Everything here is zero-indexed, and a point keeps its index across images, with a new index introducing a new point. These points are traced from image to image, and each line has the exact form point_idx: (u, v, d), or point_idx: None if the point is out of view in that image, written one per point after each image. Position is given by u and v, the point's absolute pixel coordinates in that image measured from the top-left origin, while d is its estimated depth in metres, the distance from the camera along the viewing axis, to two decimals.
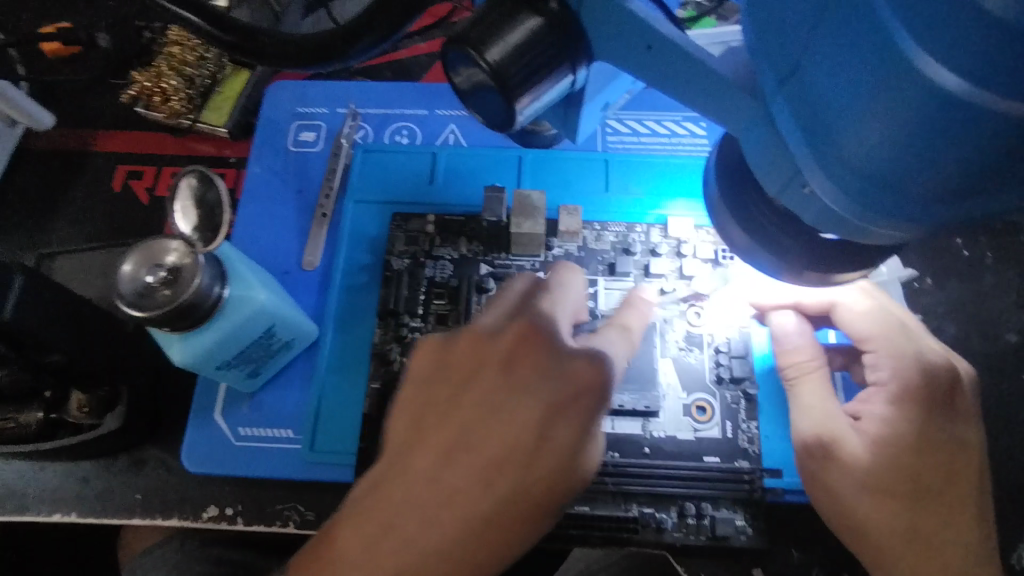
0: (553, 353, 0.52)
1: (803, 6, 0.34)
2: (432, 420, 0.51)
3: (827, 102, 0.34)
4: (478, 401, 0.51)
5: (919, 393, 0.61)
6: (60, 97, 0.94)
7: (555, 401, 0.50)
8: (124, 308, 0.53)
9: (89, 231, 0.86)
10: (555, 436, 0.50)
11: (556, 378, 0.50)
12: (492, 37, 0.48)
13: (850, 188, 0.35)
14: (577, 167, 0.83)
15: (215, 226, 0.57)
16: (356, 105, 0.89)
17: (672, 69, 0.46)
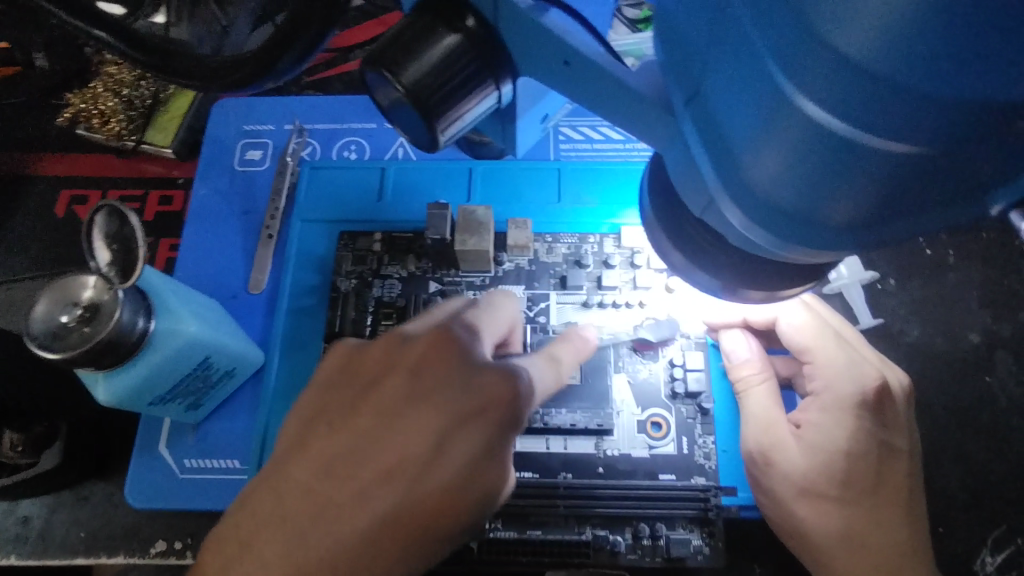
0: (462, 361, 0.51)
1: (696, 27, 0.32)
2: (329, 424, 0.50)
3: (727, 129, 0.32)
4: (374, 412, 0.49)
5: (857, 403, 0.62)
6: (0, 121, 0.91)
7: (456, 412, 0.49)
8: (37, 351, 0.51)
9: (31, 259, 0.84)
10: (453, 454, 0.48)
11: (461, 389, 0.49)
12: (406, 57, 0.46)
13: (758, 217, 0.33)
14: (528, 178, 0.80)
15: (131, 263, 0.53)
16: (303, 121, 0.87)
17: (590, 86, 0.44)
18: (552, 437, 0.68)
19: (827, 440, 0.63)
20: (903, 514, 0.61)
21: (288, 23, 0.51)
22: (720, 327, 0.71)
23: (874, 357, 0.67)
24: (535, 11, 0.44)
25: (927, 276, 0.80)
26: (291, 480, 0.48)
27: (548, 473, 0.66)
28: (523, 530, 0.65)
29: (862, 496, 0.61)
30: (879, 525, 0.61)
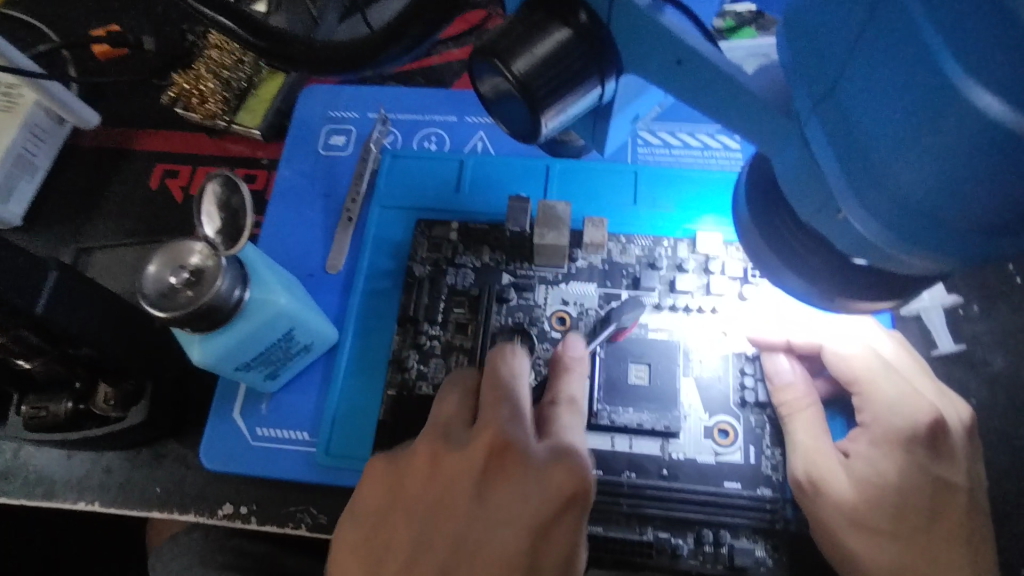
0: (527, 468, 0.54)
1: (842, 22, 0.32)
2: (406, 555, 0.53)
3: (863, 124, 0.32)
4: (450, 534, 0.53)
5: (907, 437, 0.61)
6: (107, 98, 0.97)
7: (539, 521, 0.52)
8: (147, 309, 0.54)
9: (126, 228, 0.89)
10: (546, 552, 0.52)
11: (537, 491, 0.53)
12: (518, 48, 0.47)
13: (885, 217, 0.33)
14: (606, 178, 0.81)
15: (238, 232, 0.57)
16: (387, 110, 0.89)
17: (703, 81, 0.44)
18: (617, 436, 0.68)
19: (875, 473, 0.61)
20: (975, 547, 0.59)
21: (399, 12, 0.52)
22: (765, 349, 0.69)
23: (929, 392, 0.64)
24: (653, 9, 0.45)
25: (1018, 305, 0.77)
26: None
27: (611, 471, 0.67)
28: (584, 524, 0.65)
29: (935, 524, 0.59)
30: (950, 558, 0.59)
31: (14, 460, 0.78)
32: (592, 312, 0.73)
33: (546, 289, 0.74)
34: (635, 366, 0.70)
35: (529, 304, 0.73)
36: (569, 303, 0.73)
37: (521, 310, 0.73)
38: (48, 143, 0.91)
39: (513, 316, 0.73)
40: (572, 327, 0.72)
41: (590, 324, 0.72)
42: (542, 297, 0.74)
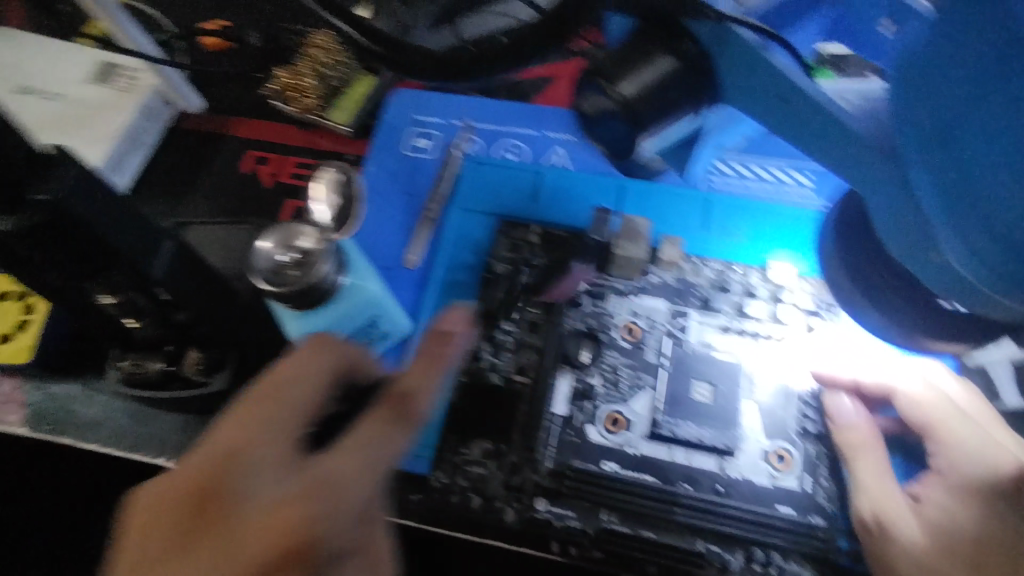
0: (357, 433, 0.53)
1: (965, 81, 0.35)
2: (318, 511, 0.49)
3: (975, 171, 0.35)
4: (262, 488, 0.49)
5: (983, 487, 0.63)
6: (208, 85, 1.03)
7: (342, 480, 0.50)
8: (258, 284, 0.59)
9: (217, 208, 0.95)
10: (336, 520, 0.49)
11: (356, 456, 0.51)
12: (625, 71, 0.51)
13: (988, 263, 0.36)
14: (678, 202, 0.84)
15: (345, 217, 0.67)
16: (472, 119, 0.93)
17: (807, 119, 0.47)
18: (675, 448, 0.70)
19: (946, 518, 0.64)
20: None
21: None
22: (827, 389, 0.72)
23: (992, 445, 0.65)
24: (765, 48, 0.48)
25: None
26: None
27: (668, 480, 0.69)
28: (636, 528, 0.67)
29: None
30: None
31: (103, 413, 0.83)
32: (660, 326, 0.77)
33: (617, 300, 0.79)
34: (698, 383, 0.73)
35: (600, 312, 0.78)
36: (638, 316, 0.77)
37: (592, 316, 0.78)
38: (155, 122, 0.97)
39: (585, 321, 0.78)
40: (640, 339, 0.76)
41: (657, 337, 0.76)
42: (613, 308, 0.78)
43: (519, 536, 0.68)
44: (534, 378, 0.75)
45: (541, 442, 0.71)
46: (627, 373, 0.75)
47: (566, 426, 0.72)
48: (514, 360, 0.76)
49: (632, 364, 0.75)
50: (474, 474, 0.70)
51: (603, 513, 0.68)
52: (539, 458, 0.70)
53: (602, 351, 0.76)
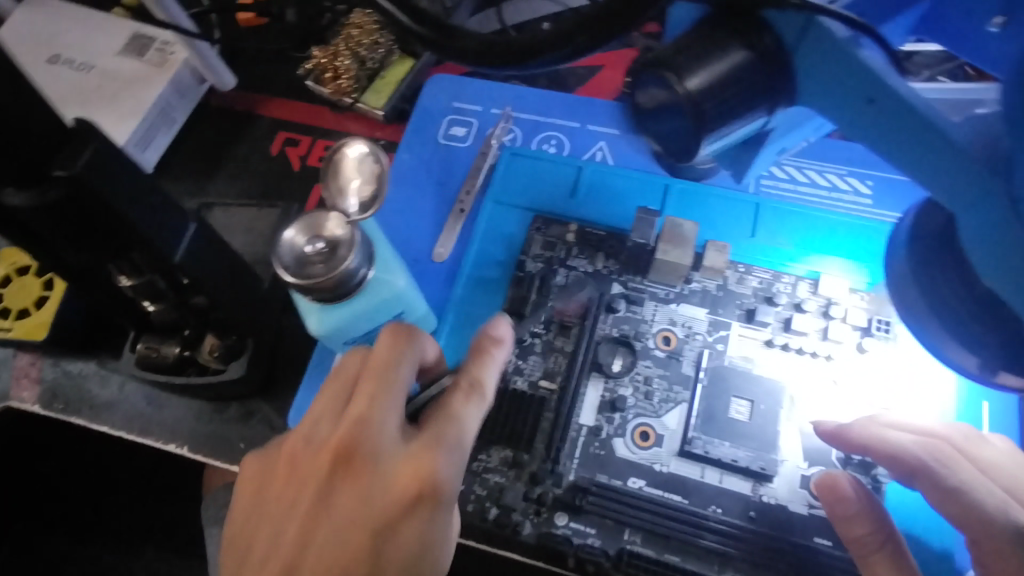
0: (375, 466, 0.50)
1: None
2: (336, 527, 0.49)
3: None
4: (315, 496, 0.50)
5: None
6: (243, 64, 1.01)
7: (383, 512, 0.49)
8: (282, 273, 0.56)
9: (244, 190, 0.93)
10: (391, 545, 0.49)
11: (386, 463, 0.50)
12: (693, 66, 0.48)
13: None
14: (726, 204, 0.80)
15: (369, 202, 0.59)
16: (511, 108, 0.89)
17: (892, 125, 0.44)
18: (708, 468, 0.67)
19: None
20: None
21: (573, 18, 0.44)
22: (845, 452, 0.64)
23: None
24: (852, 44, 0.44)
25: None
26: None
27: (700, 503, 0.66)
28: (661, 552, 0.64)
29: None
30: None
31: (116, 393, 0.83)
32: (699, 337, 0.72)
33: (655, 306, 0.74)
34: (737, 401, 0.69)
35: (637, 318, 0.73)
36: (676, 325, 0.73)
37: (626, 323, 0.73)
38: (187, 99, 0.95)
39: (619, 327, 0.73)
40: (677, 349, 0.72)
41: (696, 349, 0.72)
42: (650, 314, 0.73)
43: (537, 547, 0.65)
44: (561, 385, 0.71)
45: (564, 453, 0.68)
46: (661, 385, 0.71)
47: (593, 438, 0.69)
48: (541, 366, 0.72)
49: (666, 375, 0.71)
50: (492, 484, 0.68)
51: (626, 533, 0.65)
52: (561, 471, 0.67)
53: (635, 361, 0.71)
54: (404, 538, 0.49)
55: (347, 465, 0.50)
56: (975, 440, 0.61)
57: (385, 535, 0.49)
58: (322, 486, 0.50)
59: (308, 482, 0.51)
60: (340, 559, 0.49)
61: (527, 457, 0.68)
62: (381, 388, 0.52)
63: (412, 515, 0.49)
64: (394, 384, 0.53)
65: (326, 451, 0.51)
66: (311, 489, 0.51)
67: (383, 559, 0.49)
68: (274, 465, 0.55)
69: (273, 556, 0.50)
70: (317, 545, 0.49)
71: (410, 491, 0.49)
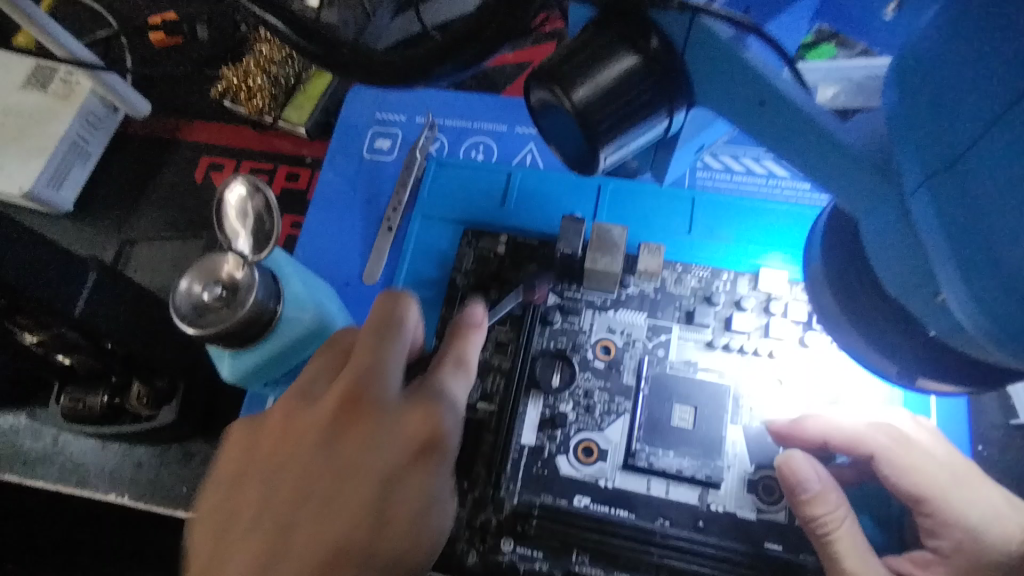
0: (381, 416, 0.51)
1: (977, 103, 0.29)
2: (325, 493, 0.49)
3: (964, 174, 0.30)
4: (310, 463, 0.50)
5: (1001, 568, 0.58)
6: (160, 87, 0.97)
7: (394, 456, 0.50)
8: (180, 326, 0.53)
9: (168, 221, 0.90)
10: (394, 502, 0.50)
11: (390, 438, 0.50)
12: (581, 75, 0.45)
13: (986, 313, 0.30)
14: (662, 200, 0.77)
15: (265, 234, 0.55)
16: (435, 115, 0.85)
17: (785, 127, 0.42)
18: (654, 479, 0.65)
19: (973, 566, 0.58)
20: None
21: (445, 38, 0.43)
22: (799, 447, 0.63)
23: (988, 498, 0.60)
24: (738, 45, 0.42)
25: None
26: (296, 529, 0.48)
27: (647, 518, 0.64)
28: (610, 571, 0.63)
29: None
30: None
31: (51, 445, 0.80)
32: (638, 344, 0.70)
33: (592, 315, 0.72)
34: (680, 407, 0.67)
35: (573, 330, 0.71)
36: (614, 333, 0.71)
37: (563, 336, 0.71)
38: (101, 130, 0.91)
39: (556, 341, 0.71)
40: (616, 358, 0.70)
41: (636, 357, 0.69)
42: (588, 323, 0.71)
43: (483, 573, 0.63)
44: (499, 405, 0.69)
45: (505, 478, 0.66)
46: (601, 398, 0.68)
47: (535, 458, 0.66)
48: (479, 388, 0.70)
49: (606, 387, 0.69)
50: None
51: (574, 554, 0.63)
52: (503, 497, 0.65)
53: (574, 374, 0.69)
54: (409, 489, 0.50)
55: (352, 414, 0.51)
56: (902, 440, 0.61)
57: (370, 512, 0.49)
58: (327, 432, 0.50)
59: (315, 427, 0.51)
60: (339, 524, 0.48)
61: (468, 482, 0.66)
62: (388, 345, 0.53)
63: (406, 471, 0.50)
64: (396, 331, 0.54)
65: (332, 397, 0.51)
66: (317, 440, 0.50)
67: (389, 508, 0.49)
68: (249, 447, 0.53)
69: (266, 514, 0.49)
70: (317, 502, 0.49)
71: (415, 439, 0.50)
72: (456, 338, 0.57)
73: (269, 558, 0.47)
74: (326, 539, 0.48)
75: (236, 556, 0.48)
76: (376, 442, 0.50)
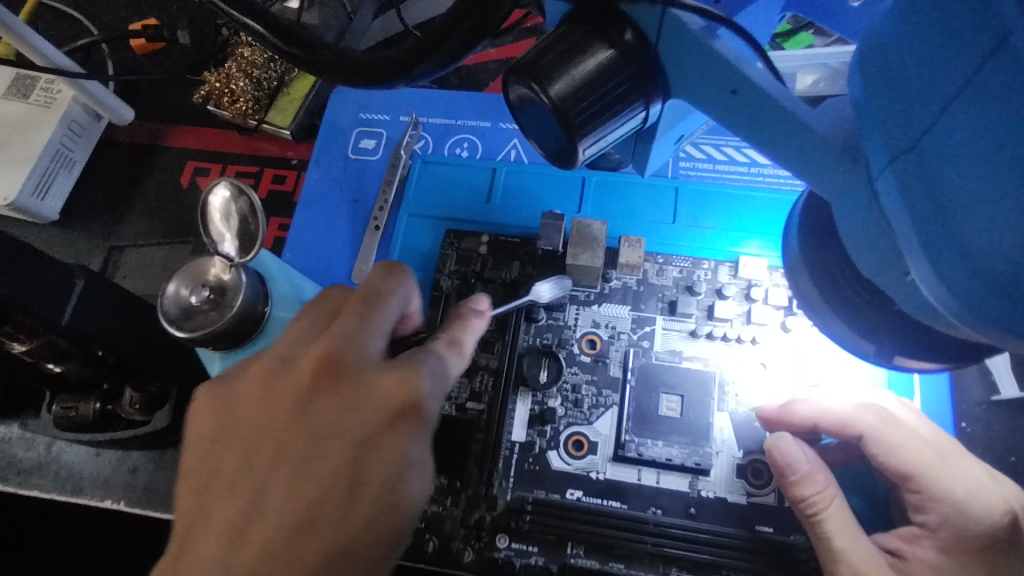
0: (358, 382, 0.47)
1: (938, 84, 0.30)
2: (298, 464, 0.45)
3: (930, 156, 0.30)
4: (283, 432, 0.46)
5: (988, 542, 0.59)
6: (143, 94, 0.97)
7: (367, 424, 0.46)
8: (169, 330, 0.53)
9: (156, 226, 0.90)
10: (369, 474, 0.45)
11: (367, 405, 0.46)
12: (555, 70, 0.46)
13: (954, 291, 0.31)
14: (644, 192, 0.78)
15: (253, 235, 0.54)
16: (418, 114, 0.86)
17: (757, 115, 0.43)
18: (644, 469, 0.66)
19: (961, 542, 0.59)
20: None
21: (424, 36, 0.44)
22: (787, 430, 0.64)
23: (974, 473, 0.61)
24: (709, 36, 0.42)
25: None
26: (265, 504, 0.44)
27: (639, 506, 0.65)
28: (604, 560, 0.63)
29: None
30: None
31: (45, 454, 0.80)
32: (624, 336, 0.71)
33: (577, 309, 0.72)
34: (667, 397, 0.68)
35: (558, 325, 0.72)
36: (600, 326, 0.71)
37: (550, 331, 0.72)
38: (84, 139, 0.91)
39: (542, 337, 0.71)
40: (602, 351, 0.70)
41: (621, 349, 0.70)
42: (572, 318, 0.72)
43: (479, 568, 0.64)
44: (488, 405, 0.69)
45: (498, 473, 0.66)
46: (589, 391, 0.69)
47: (526, 454, 0.67)
48: (467, 386, 0.70)
49: (594, 380, 0.69)
50: (429, 513, 0.66)
51: (569, 546, 0.64)
52: (496, 493, 0.65)
53: (561, 369, 0.69)
54: (384, 455, 0.46)
55: (329, 376, 0.47)
56: (890, 421, 0.60)
57: (343, 483, 0.45)
58: (302, 399, 0.46)
59: (288, 395, 0.47)
60: (312, 489, 0.44)
61: (460, 483, 0.66)
62: (372, 317, 0.50)
63: (383, 438, 0.46)
64: (380, 301, 0.50)
65: (309, 360, 0.47)
66: (288, 408, 0.46)
67: (364, 473, 0.45)
68: (217, 411, 0.49)
69: (243, 475, 0.46)
70: (293, 464, 0.45)
71: (393, 402, 0.46)
72: (451, 321, 0.55)
73: (246, 519, 0.44)
74: (298, 502, 0.44)
75: (214, 515, 0.45)
76: (349, 403, 0.46)
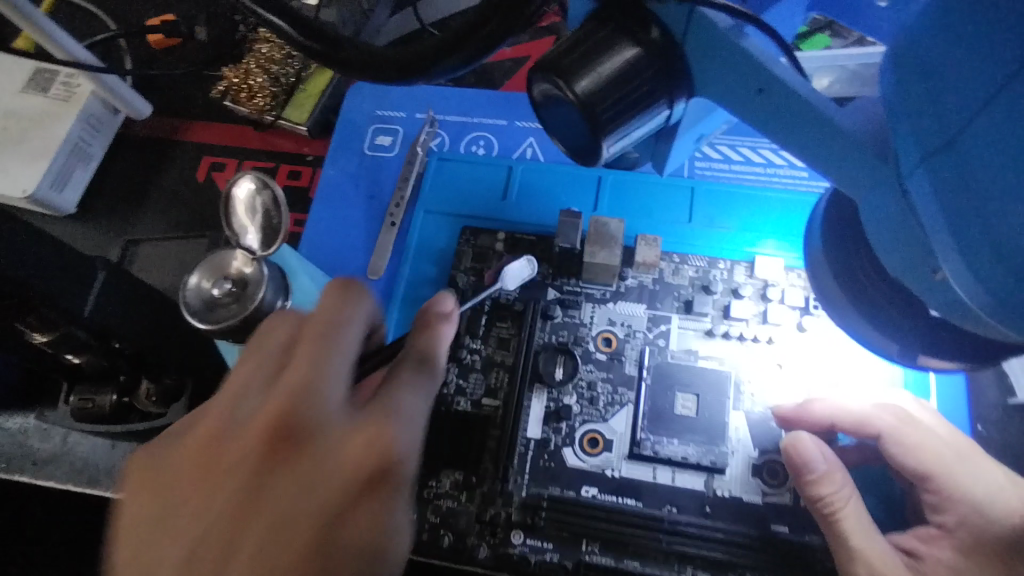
0: (323, 443, 0.45)
1: (973, 85, 0.30)
2: (263, 536, 0.42)
3: (966, 156, 0.30)
4: (239, 500, 0.43)
5: (1007, 544, 0.59)
6: (160, 89, 0.97)
7: (342, 484, 0.44)
8: (191, 321, 0.54)
9: (172, 221, 0.90)
10: (344, 539, 0.44)
11: (337, 464, 0.44)
12: (580, 67, 0.46)
13: (988, 289, 0.31)
14: (660, 192, 0.78)
15: (276, 229, 0.55)
16: (435, 111, 0.86)
17: (785, 113, 0.43)
18: (660, 467, 0.66)
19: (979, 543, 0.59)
20: None
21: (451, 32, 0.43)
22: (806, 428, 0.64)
23: (993, 475, 0.61)
24: (737, 34, 0.43)
25: None
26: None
27: (655, 504, 0.65)
28: (620, 558, 0.63)
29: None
30: None
31: (60, 446, 0.81)
32: (639, 334, 0.71)
33: (592, 307, 0.72)
34: (682, 396, 0.68)
35: (574, 322, 0.72)
36: (616, 324, 0.72)
37: (566, 328, 0.72)
38: (102, 133, 0.92)
39: (557, 334, 0.71)
40: (618, 349, 0.71)
41: (637, 347, 0.70)
42: (588, 316, 0.72)
43: (494, 564, 0.64)
44: (504, 401, 0.69)
45: (514, 470, 0.66)
46: (605, 388, 0.69)
47: (541, 451, 0.67)
48: (483, 383, 0.70)
49: (610, 378, 0.69)
50: (445, 509, 0.66)
51: (584, 543, 0.64)
52: (512, 489, 0.66)
53: (577, 366, 0.70)
54: (362, 521, 0.44)
55: (288, 442, 0.44)
56: (908, 421, 0.61)
57: (318, 553, 0.43)
58: (254, 468, 0.44)
59: (234, 464, 0.44)
60: (276, 563, 0.42)
61: (476, 478, 0.67)
62: (320, 349, 0.47)
63: (363, 497, 0.44)
64: (341, 327, 0.49)
65: (259, 423, 0.45)
66: (241, 477, 0.44)
67: (337, 544, 0.43)
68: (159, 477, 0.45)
69: (198, 552, 0.42)
70: (264, 522, 0.43)
71: (364, 469, 0.44)
72: (415, 333, 0.54)
73: None
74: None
75: None
76: (324, 475, 0.44)
